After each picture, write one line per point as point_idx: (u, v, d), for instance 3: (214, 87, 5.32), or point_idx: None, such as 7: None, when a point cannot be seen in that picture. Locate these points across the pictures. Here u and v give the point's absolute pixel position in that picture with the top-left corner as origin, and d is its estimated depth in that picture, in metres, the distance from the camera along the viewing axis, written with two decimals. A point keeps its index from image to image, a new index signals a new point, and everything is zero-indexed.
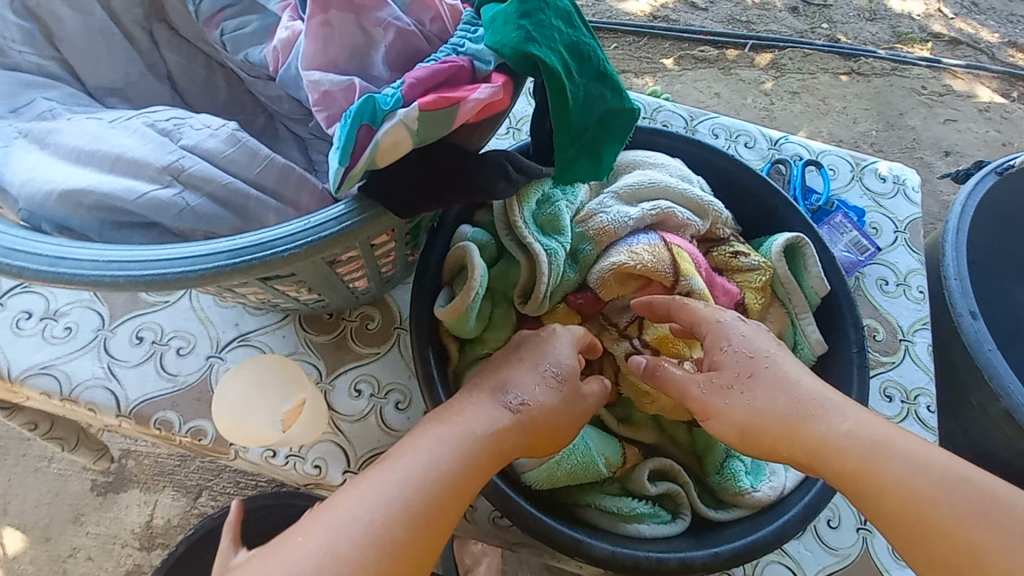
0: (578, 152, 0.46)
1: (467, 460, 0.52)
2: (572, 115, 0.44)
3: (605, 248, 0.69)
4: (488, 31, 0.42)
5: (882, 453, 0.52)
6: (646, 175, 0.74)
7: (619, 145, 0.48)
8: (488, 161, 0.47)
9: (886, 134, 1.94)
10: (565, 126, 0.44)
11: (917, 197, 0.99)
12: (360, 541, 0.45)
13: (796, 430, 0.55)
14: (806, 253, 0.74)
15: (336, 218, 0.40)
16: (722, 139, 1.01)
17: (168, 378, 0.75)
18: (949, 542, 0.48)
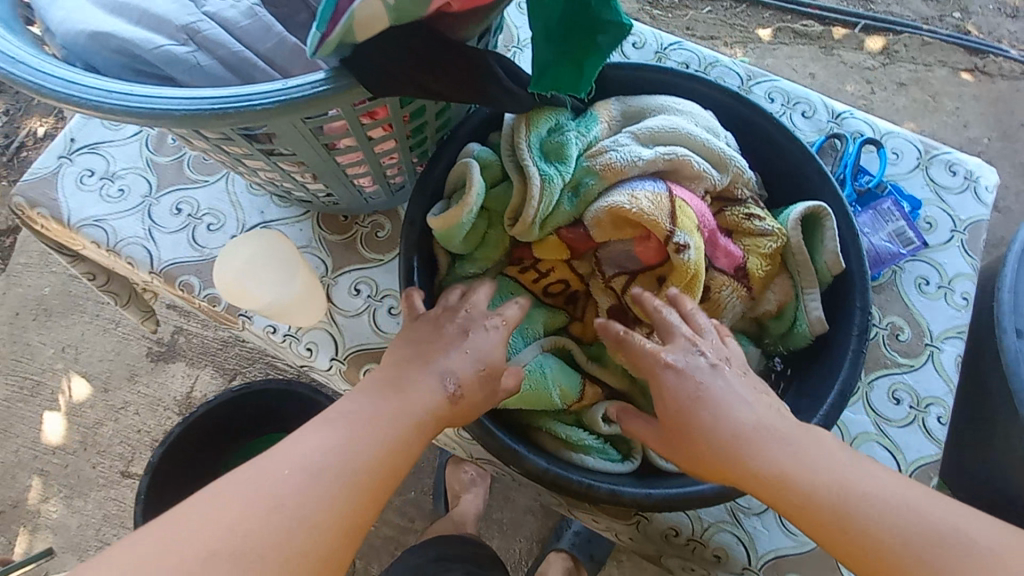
0: (558, 56, 0.47)
1: (405, 435, 0.54)
2: (548, 16, 0.45)
3: (608, 193, 0.66)
4: None
5: (845, 498, 0.50)
6: (669, 119, 0.70)
7: (605, 57, 0.47)
8: (475, 53, 0.47)
9: (1000, 143, 1.72)
10: (541, 28, 0.46)
11: (989, 198, 0.89)
12: (310, 481, 0.48)
13: (712, 447, 0.55)
14: (825, 227, 0.70)
15: (312, 83, 0.43)
16: (778, 105, 0.94)
17: (196, 248, 0.83)
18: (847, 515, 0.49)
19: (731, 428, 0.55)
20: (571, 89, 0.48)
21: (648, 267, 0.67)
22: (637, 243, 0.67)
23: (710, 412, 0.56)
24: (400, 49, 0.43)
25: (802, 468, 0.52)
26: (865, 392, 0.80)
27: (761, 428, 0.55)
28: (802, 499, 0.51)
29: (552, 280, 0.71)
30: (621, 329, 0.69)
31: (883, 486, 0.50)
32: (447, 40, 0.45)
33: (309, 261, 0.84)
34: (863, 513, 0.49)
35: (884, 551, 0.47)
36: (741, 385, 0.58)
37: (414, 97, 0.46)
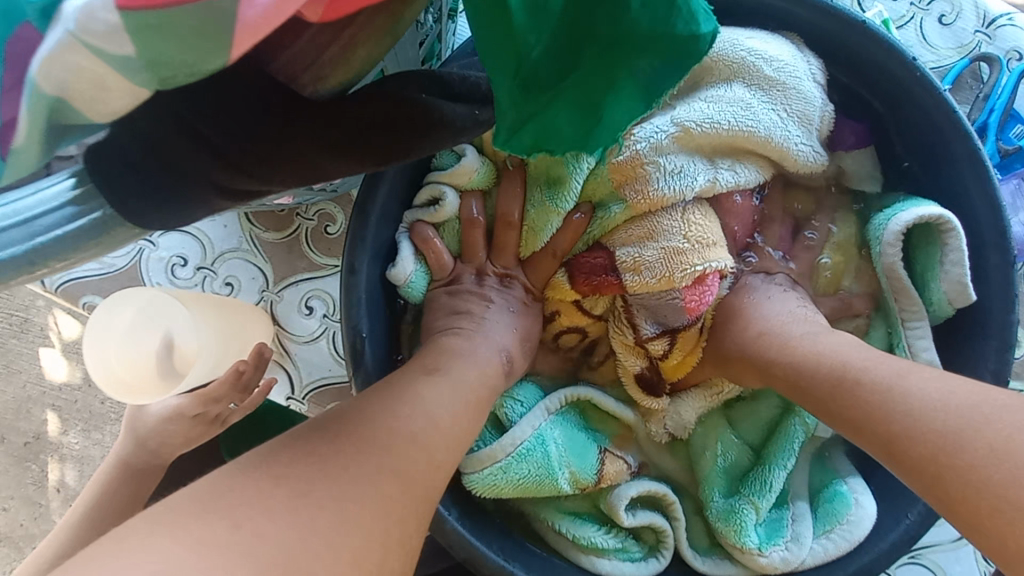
0: (549, 89, 0.25)
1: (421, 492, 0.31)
2: (527, 39, 0.23)
3: (636, 240, 0.46)
4: None
5: (868, 367, 0.38)
6: (744, 103, 0.46)
7: (640, 96, 0.26)
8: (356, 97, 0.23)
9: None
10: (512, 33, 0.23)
11: None
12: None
13: (743, 344, 0.46)
14: (948, 241, 0.47)
15: (41, 224, 0.19)
16: (905, 4, 0.63)
17: (95, 257, 0.64)
18: (858, 390, 0.37)
19: (761, 327, 0.45)
20: (592, 148, 0.27)
21: (694, 321, 0.48)
22: (685, 295, 0.46)
23: (751, 324, 0.46)
24: (166, 127, 0.19)
25: (836, 358, 0.40)
26: None
27: (780, 321, 0.45)
28: (811, 368, 0.41)
29: (563, 330, 0.52)
30: (650, 390, 0.52)
31: (942, 379, 0.34)
32: (283, 88, 0.21)
33: (244, 271, 0.64)
34: (901, 400, 0.34)
35: (898, 425, 0.34)
36: (789, 308, 0.46)
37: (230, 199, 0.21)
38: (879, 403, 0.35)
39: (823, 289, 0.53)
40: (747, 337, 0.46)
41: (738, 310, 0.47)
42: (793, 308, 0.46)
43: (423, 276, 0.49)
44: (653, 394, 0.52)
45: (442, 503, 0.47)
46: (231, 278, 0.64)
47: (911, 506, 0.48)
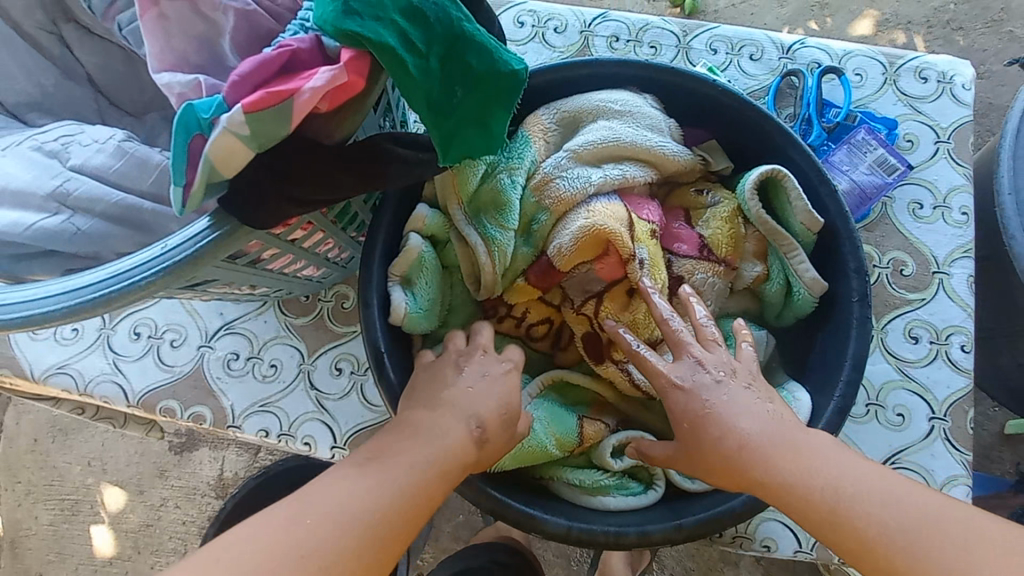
0: (458, 123, 0.40)
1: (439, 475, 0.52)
2: (428, 89, 0.38)
3: (560, 232, 0.64)
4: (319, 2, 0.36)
5: (822, 484, 0.49)
6: (611, 128, 0.66)
7: (509, 107, 0.42)
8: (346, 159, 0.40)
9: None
10: (427, 102, 0.38)
11: (967, 96, 0.83)
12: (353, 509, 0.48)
13: (723, 457, 0.52)
14: (786, 186, 0.65)
15: (193, 239, 0.38)
16: (722, 55, 0.87)
17: (166, 368, 0.80)
18: (821, 503, 0.49)
19: (737, 439, 0.52)
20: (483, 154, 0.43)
21: (614, 283, 0.64)
22: (598, 262, 0.63)
23: (716, 424, 0.53)
24: (272, 168, 0.38)
25: (800, 472, 0.50)
26: (881, 340, 0.76)
27: (739, 425, 0.53)
28: (782, 481, 0.50)
29: (534, 323, 0.68)
30: (598, 357, 0.66)
31: (865, 483, 0.49)
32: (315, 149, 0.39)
33: (284, 352, 0.80)
34: (852, 507, 0.48)
35: (853, 526, 0.47)
36: (742, 402, 0.54)
37: (303, 212, 0.41)
38: (836, 510, 0.48)
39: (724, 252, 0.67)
40: (721, 450, 0.52)
41: (706, 420, 0.53)
42: (745, 400, 0.54)
43: (410, 301, 0.64)
44: (602, 360, 0.66)
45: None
46: (275, 360, 0.80)
47: (834, 388, 0.61)
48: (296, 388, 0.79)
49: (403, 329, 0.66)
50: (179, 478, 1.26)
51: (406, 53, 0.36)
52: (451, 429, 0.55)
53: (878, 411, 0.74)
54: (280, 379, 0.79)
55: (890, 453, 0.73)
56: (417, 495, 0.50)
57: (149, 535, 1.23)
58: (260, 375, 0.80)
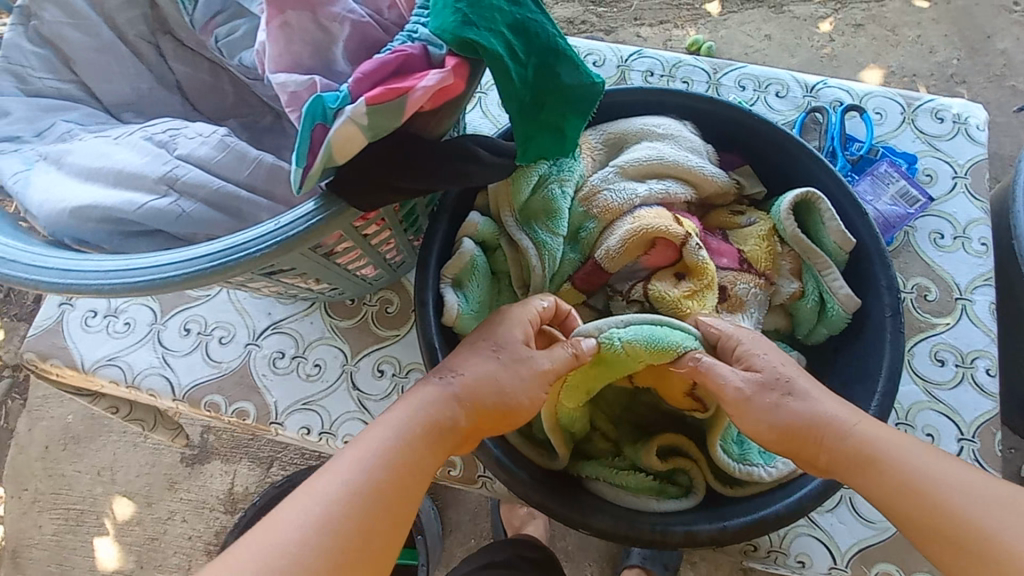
0: (544, 125, 0.46)
1: (423, 449, 0.52)
2: (523, 92, 0.43)
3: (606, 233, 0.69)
4: (432, 15, 0.42)
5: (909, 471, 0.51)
6: (654, 149, 0.72)
7: (585, 116, 0.47)
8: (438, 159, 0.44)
9: (1022, 27, 1.48)
10: (522, 106, 0.44)
11: (981, 135, 0.89)
12: (340, 500, 0.47)
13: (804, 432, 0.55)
14: (820, 207, 0.70)
15: (305, 216, 0.42)
16: (750, 91, 0.94)
17: (213, 364, 0.83)
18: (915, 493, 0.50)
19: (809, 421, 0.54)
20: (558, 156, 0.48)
21: (662, 267, 0.69)
22: (647, 254, 0.69)
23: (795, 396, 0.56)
24: (378, 161, 0.42)
25: (894, 453, 0.52)
26: (908, 360, 0.79)
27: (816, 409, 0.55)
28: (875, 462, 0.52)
29: None
30: None
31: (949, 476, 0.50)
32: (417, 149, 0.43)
33: (328, 352, 0.83)
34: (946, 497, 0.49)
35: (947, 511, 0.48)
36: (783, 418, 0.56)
37: (404, 200, 0.45)
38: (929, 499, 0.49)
39: (763, 264, 0.72)
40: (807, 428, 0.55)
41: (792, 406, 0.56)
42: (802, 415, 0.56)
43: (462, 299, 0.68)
44: None
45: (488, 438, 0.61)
46: (319, 360, 0.83)
47: (869, 399, 0.63)
48: (338, 388, 0.81)
49: (455, 330, 0.69)
50: (190, 491, 1.24)
51: (511, 61, 0.42)
52: (439, 395, 0.54)
53: (908, 430, 0.76)
54: (323, 378, 0.82)
55: None
56: (410, 451, 0.52)
57: (157, 548, 1.22)
58: (304, 374, 0.82)
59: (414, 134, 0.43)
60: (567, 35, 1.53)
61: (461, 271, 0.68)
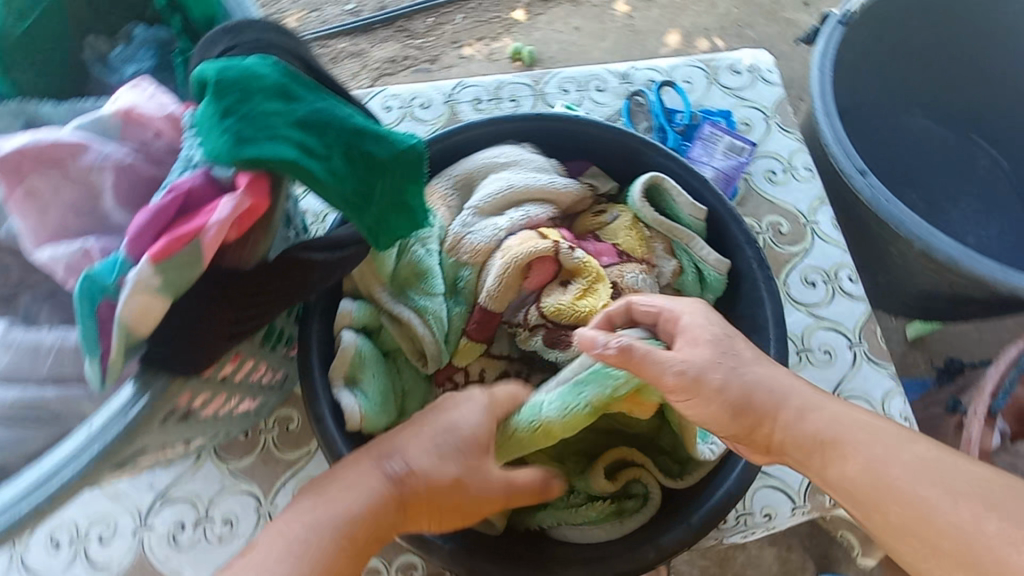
0: (382, 206, 0.41)
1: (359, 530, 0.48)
2: (344, 187, 0.38)
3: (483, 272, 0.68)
4: (200, 140, 0.35)
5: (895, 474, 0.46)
6: (502, 180, 0.72)
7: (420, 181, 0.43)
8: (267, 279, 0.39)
9: None
10: (348, 200, 0.39)
11: (774, 77, 0.99)
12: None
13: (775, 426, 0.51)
14: (666, 188, 0.74)
15: (124, 408, 0.35)
16: (574, 92, 0.97)
17: (101, 569, 0.70)
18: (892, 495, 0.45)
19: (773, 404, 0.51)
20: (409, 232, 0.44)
21: (549, 281, 0.69)
22: (528, 278, 0.68)
23: (758, 376, 0.52)
24: (196, 312, 0.36)
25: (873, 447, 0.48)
26: (787, 292, 0.85)
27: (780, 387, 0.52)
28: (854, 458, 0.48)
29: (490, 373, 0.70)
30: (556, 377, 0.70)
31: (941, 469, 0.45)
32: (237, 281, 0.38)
33: (237, 503, 0.73)
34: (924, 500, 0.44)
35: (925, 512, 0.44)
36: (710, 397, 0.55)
37: (244, 337, 0.40)
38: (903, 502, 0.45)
39: (638, 252, 0.74)
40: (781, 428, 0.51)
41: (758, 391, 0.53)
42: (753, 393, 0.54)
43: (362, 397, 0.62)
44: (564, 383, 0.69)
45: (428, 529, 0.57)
46: (228, 515, 0.72)
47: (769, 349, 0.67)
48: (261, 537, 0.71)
49: (366, 432, 0.62)
50: None
51: (313, 163, 0.36)
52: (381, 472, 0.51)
53: (808, 354, 0.82)
54: (239, 534, 0.71)
55: (833, 388, 0.80)
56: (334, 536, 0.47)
57: None
58: (214, 538, 0.71)
59: (222, 271, 0.37)
60: (393, 74, 1.52)
61: (350, 365, 0.63)
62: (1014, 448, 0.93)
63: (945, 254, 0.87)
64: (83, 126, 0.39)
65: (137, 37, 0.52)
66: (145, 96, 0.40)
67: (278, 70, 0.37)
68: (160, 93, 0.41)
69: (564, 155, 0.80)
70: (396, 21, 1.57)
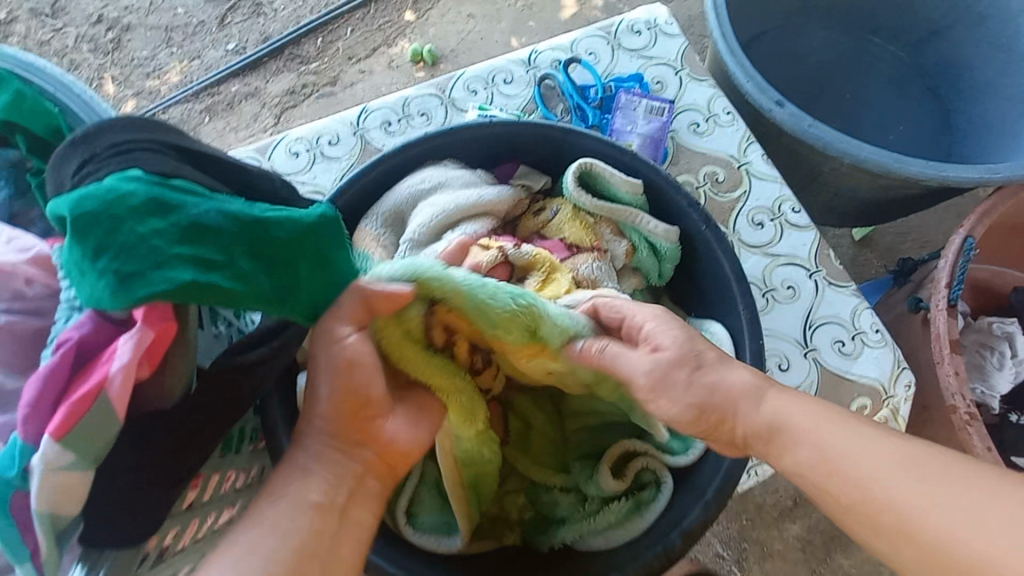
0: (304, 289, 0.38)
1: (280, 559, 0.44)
2: (262, 283, 0.35)
3: None
4: (77, 287, 0.31)
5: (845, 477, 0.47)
6: (431, 206, 0.69)
7: (337, 243, 0.41)
8: (200, 403, 0.35)
9: None
10: (267, 299, 0.35)
11: (674, 28, 0.98)
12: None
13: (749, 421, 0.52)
14: (597, 171, 0.72)
15: None
16: (483, 91, 0.94)
17: None
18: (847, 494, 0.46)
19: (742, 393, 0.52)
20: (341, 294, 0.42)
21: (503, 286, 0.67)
22: None
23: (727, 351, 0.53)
24: (128, 467, 0.32)
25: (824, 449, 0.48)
26: (739, 238, 0.86)
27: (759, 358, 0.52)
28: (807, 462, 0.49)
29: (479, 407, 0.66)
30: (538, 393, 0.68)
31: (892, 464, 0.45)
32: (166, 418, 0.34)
33: None
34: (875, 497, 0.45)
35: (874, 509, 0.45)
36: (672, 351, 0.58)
37: (193, 473, 0.36)
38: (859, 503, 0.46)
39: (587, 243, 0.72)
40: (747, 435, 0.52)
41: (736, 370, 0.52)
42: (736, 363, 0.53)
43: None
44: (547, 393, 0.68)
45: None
46: None
47: (737, 306, 0.66)
48: None
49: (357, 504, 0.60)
50: None
51: (217, 276, 0.32)
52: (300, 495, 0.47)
53: (773, 294, 0.83)
54: None
55: (805, 321, 0.81)
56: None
57: None
58: None
59: (147, 413, 0.33)
60: (295, 106, 1.45)
61: None
62: (976, 325, 0.97)
63: (875, 163, 0.88)
64: None
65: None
66: (2, 242, 0.37)
67: (141, 184, 0.32)
68: (19, 235, 0.38)
69: (478, 161, 0.78)
70: (282, 50, 1.48)
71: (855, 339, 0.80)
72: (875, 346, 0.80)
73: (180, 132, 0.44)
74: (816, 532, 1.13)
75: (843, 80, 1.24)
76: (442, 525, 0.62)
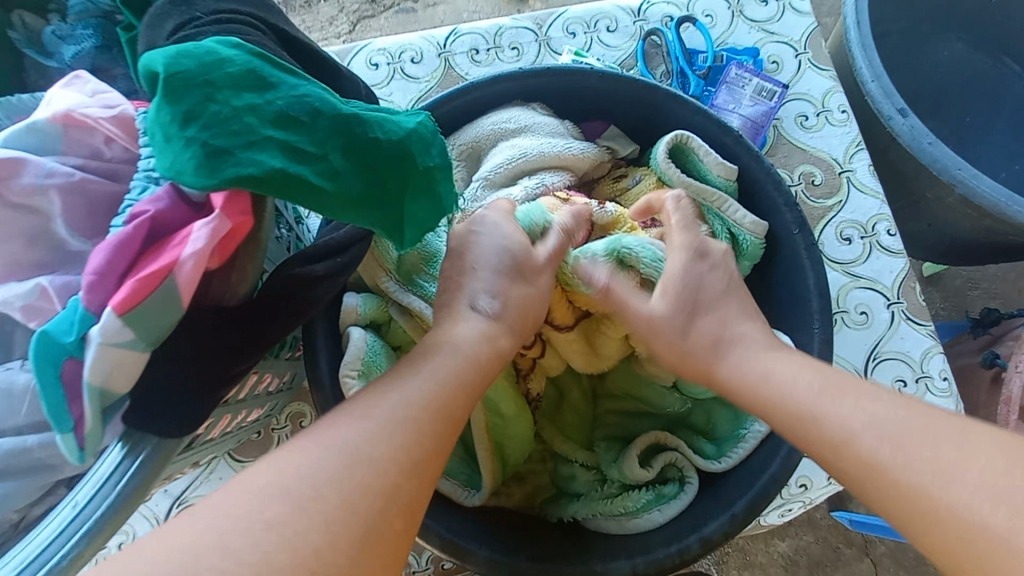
0: (400, 204, 0.34)
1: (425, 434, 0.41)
2: (349, 186, 0.31)
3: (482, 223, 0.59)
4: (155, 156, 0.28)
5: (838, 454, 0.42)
6: (513, 147, 0.65)
7: (442, 163, 0.37)
8: (261, 306, 0.34)
9: None
10: (356, 203, 0.32)
11: (806, 5, 0.88)
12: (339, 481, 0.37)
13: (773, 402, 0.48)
14: (692, 146, 0.66)
15: (112, 472, 0.30)
16: (582, 35, 0.87)
17: None
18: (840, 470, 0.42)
19: None
20: (435, 223, 0.37)
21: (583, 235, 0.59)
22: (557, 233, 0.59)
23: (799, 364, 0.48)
24: (181, 356, 0.31)
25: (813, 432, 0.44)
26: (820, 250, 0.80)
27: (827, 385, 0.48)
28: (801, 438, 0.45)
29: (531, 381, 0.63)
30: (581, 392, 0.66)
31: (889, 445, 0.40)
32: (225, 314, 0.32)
33: None
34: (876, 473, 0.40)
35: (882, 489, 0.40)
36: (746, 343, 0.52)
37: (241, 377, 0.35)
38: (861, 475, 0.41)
39: None
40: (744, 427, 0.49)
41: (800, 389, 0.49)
42: None
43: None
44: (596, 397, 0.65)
45: (451, 529, 0.54)
46: None
47: (810, 323, 0.62)
48: None
49: None
50: None
51: (302, 170, 0.29)
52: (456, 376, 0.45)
53: (843, 316, 0.77)
54: None
55: (869, 352, 0.76)
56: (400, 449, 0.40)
57: None
58: None
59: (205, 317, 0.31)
60: (372, 17, 1.38)
61: (356, 364, 0.56)
62: None
63: (991, 200, 0.80)
64: (13, 139, 0.33)
65: (72, 9, 0.44)
66: (86, 96, 0.34)
67: (241, 52, 0.29)
68: (103, 89, 0.35)
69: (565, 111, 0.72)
70: None
71: (919, 381, 0.75)
72: (939, 394, 0.74)
73: (279, 14, 0.40)
74: (802, 555, 1.11)
75: (968, 100, 1.11)
76: (465, 480, 0.61)
